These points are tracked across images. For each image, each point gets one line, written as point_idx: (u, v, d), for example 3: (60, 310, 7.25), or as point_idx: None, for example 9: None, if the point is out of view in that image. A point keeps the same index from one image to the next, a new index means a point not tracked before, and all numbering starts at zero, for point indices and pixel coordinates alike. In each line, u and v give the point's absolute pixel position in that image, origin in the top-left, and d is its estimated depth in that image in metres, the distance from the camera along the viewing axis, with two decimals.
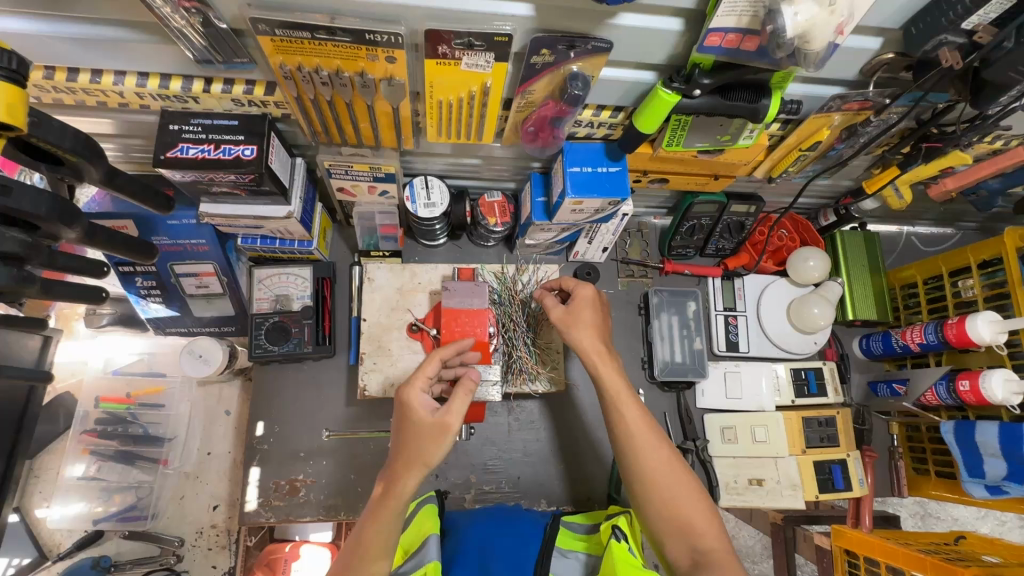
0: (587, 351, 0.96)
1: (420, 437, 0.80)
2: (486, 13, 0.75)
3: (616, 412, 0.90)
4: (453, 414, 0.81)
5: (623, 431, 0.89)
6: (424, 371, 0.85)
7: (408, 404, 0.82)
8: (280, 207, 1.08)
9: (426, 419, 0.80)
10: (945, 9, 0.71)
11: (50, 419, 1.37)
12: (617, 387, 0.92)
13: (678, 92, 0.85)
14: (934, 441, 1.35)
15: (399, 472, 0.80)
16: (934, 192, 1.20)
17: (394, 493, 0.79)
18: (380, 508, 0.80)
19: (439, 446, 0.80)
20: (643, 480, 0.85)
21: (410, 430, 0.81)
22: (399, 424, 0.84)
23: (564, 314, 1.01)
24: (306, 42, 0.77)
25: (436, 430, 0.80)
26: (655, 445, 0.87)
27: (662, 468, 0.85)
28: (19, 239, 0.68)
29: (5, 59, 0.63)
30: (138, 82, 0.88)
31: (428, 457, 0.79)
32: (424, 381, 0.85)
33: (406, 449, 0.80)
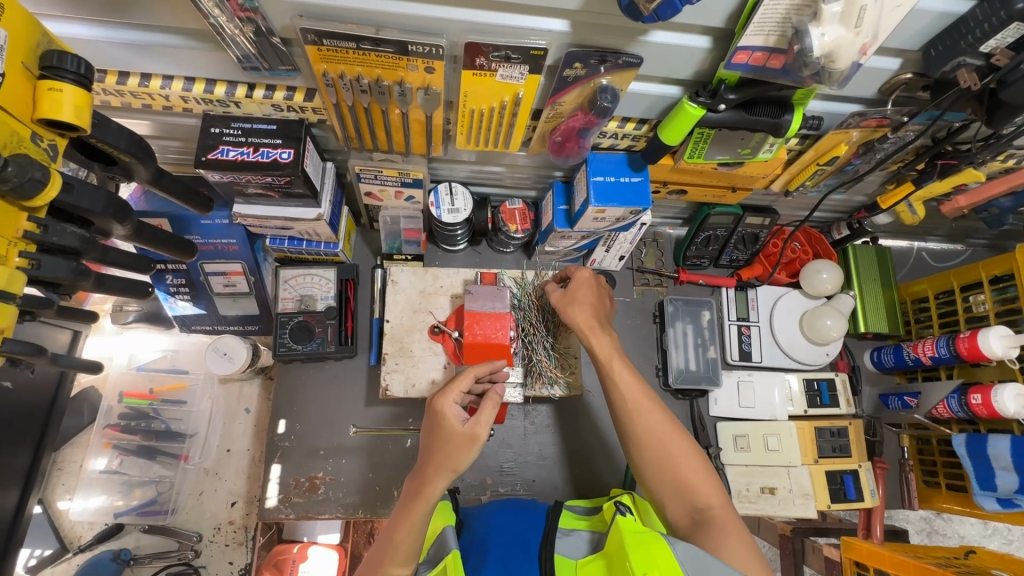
0: (582, 327, 1.00)
1: (452, 444, 0.81)
2: (523, 28, 0.79)
3: (610, 379, 0.93)
4: (482, 425, 0.82)
5: (616, 397, 0.91)
6: (457, 384, 0.88)
7: (441, 413, 0.84)
8: (311, 210, 1.12)
9: (457, 429, 0.81)
10: (965, 33, 0.74)
11: (76, 412, 1.39)
12: (610, 356, 0.95)
13: (704, 107, 0.88)
14: (945, 454, 1.37)
15: (428, 475, 0.81)
16: (946, 208, 1.23)
17: (424, 494, 0.80)
18: (408, 510, 0.80)
19: (467, 455, 0.80)
20: (638, 443, 0.87)
21: (441, 438, 0.82)
22: (430, 432, 0.85)
23: (562, 297, 1.06)
24: (350, 51, 0.81)
25: (465, 439, 0.81)
26: (648, 409, 0.88)
27: (654, 429, 0.86)
28: (78, 234, 0.70)
29: (74, 63, 0.66)
30: (184, 86, 0.92)
31: (456, 464, 0.80)
32: (456, 393, 0.86)
33: (436, 456, 0.82)
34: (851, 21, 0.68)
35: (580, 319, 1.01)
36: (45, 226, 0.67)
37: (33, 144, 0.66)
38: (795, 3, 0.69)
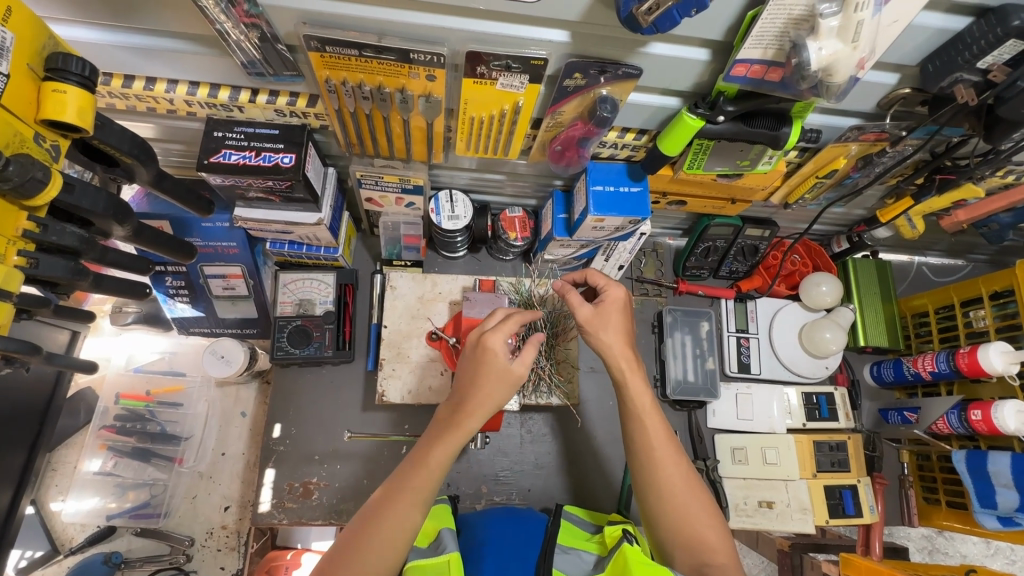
0: (621, 367, 0.90)
1: (497, 378, 0.83)
2: (524, 38, 0.80)
3: (638, 425, 0.88)
4: (525, 366, 0.85)
5: (644, 445, 0.86)
6: (508, 321, 0.88)
7: (490, 346, 0.84)
8: (312, 214, 1.12)
9: (503, 365, 0.83)
10: (962, 49, 0.74)
11: (71, 413, 1.39)
12: (644, 401, 0.88)
13: (702, 118, 0.89)
14: (944, 471, 1.36)
15: (462, 409, 0.83)
16: (946, 223, 1.23)
17: (460, 426, 0.82)
18: (440, 439, 0.83)
19: (506, 393, 0.84)
20: (660, 495, 0.83)
21: (484, 369, 0.84)
22: (471, 364, 0.85)
23: (593, 316, 0.93)
24: (353, 58, 0.82)
25: (508, 378, 0.84)
26: (675, 462, 0.85)
27: (680, 483, 0.83)
28: (77, 234, 0.70)
29: (78, 66, 0.66)
30: (189, 90, 0.93)
31: (492, 402, 0.83)
32: (505, 330, 0.86)
33: (476, 391, 0.83)
34: (848, 36, 0.68)
35: (616, 354, 0.91)
36: (44, 226, 0.68)
37: (36, 145, 0.67)
38: (793, 18, 0.70)
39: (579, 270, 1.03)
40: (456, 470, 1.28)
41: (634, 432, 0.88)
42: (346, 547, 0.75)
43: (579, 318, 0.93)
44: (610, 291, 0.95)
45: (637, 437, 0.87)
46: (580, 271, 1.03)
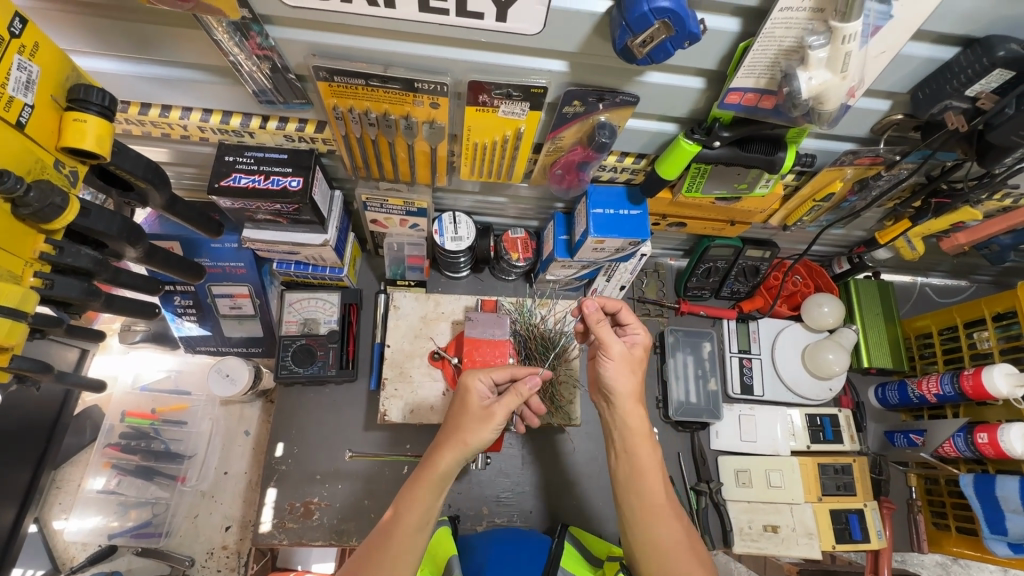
0: (633, 429, 0.89)
1: (471, 417, 0.88)
2: (524, 68, 0.83)
3: (642, 484, 0.87)
4: (503, 409, 0.87)
5: (648, 505, 0.85)
6: (490, 369, 0.94)
7: (467, 389, 0.90)
8: (318, 235, 1.15)
9: (477, 403, 0.89)
10: (951, 77, 0.76)
11: (77, 431, 1.40)
12: (649, 462, 0.88)
13: (699, 143, 0.91)
14: (954, 495, 1.33)
15: (442, 445, 0.86)
16: (946, 245, 1.23)
17: (434, 467, 0.84)
18: (418, 480, 0.84)
19: (481, 431, 0.86)
20: (661, 556, 0.82)
21: (460, 408, 0.89)
22: (453, 409, 0.91)
23: (625, 355, 0.91)
24: (360, 87, 0.85)
25: (483, 415, 0.87)
26: (674, 522, 0.85)
27: (680, 545, 0.82)
28: (91, 255, 0.73)
29: (98, 96, 0.69)
30: (202, 117, 0.97)
31: (469, 438, 0.85)
32: (486, 374, 0.93)
33: (454, 427, 0.87)
34: (838, 66, 0.70)
35: (629, 407, 0.90)
36: (60, 248, 0.70)
37: (55, 171, 0.69)
38: (783, 49, 0.72)
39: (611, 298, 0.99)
40: (458, 491, 1.28)
41: (639, 491, 0.86)
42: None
43: (610, 352, 0.90)
44: (637, 337, 0.97)
45: (641, 498, 0.86)
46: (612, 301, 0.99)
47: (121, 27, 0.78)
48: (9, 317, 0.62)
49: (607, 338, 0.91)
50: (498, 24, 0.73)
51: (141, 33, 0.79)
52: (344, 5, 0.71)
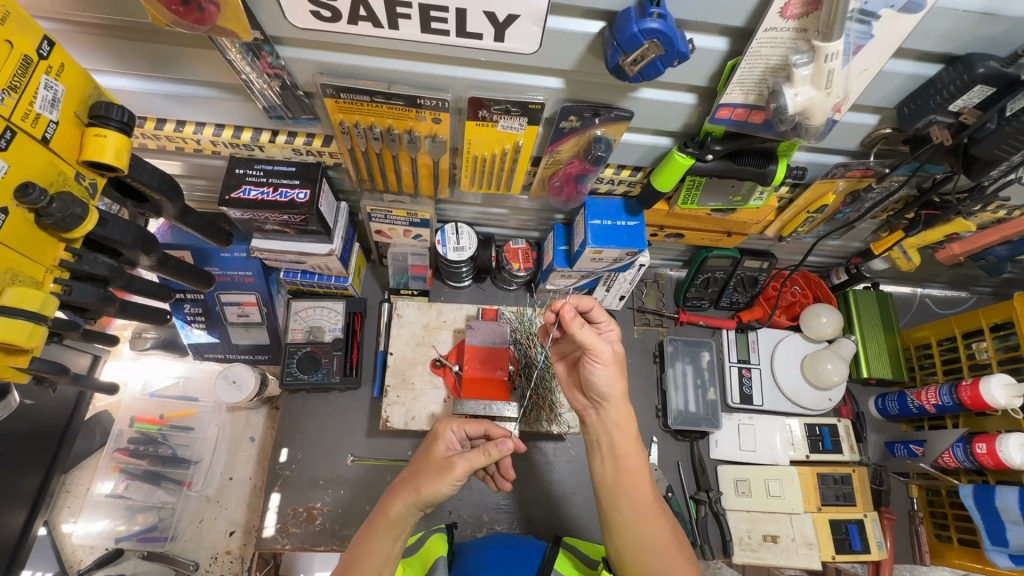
0: (624, 428, 0.93)
1: (431, 467, 0.91)
2: (522, 85, 0.86)
3: (633, 485, 0.91)
4: (461, 464, 0.88)
5: (639, 505, 0.90)
6: (461, 420, 0.98)
7: (437, 436, 0.96)
8: (324, 245, 1.18)
9: (441, 453, 0.93)
10: (934, 93, 0.79)
11: (88, 436, 1.44)
12: (639, 464, 0.93)
13: (692, 156, 0.94)
14: (955, 507, 1.33)
15: (401, 491, 0.90)
16: (941, 256, 1.25)
17: (387, 513, 0.88)
18: (376, 522, 0.88)
19: (436, 482, 0.88)
20: (652, 551, 0.87)
21: (426, 456, 0.94)
22: (422, 453, 0.97)
23: (611, 357, 0.90)
24: (364, 104, 0.89)
25: (443, 466, 0.90)
26: (662, 520, 0.90)
27: (668, 540, 0.88)
28: (107, 263, 0.76)
29: (118, 113, 0.74)
30: (214, 132, 1.01)
31: (424, 486, 0.88)
32: (458, 427, 0.97)
33: (416, 475, 0.91)
34: (822, 83, 0.73)
35: (621, 409, 0.93)
36: (79, 255, 0.74)
37: (76, 183, 0.73)
38: (770, 67, 0.75)
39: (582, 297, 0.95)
40: (458, 498, 1.29)
41: (630, 491, 0.91)
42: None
43: (599, 355, 0.88)
44: (614, 334, 0.96)
45: (632, 498, 0.91)
46: (585, 300, 0.94)
47: (140, 47, 0.82)
48: (31, 320, 0.65)
49: (593, 341, 0.88)
50: (496, 44, 0.76)
51: (159, 54, 0.83)
52: (349, 27, 0.75)
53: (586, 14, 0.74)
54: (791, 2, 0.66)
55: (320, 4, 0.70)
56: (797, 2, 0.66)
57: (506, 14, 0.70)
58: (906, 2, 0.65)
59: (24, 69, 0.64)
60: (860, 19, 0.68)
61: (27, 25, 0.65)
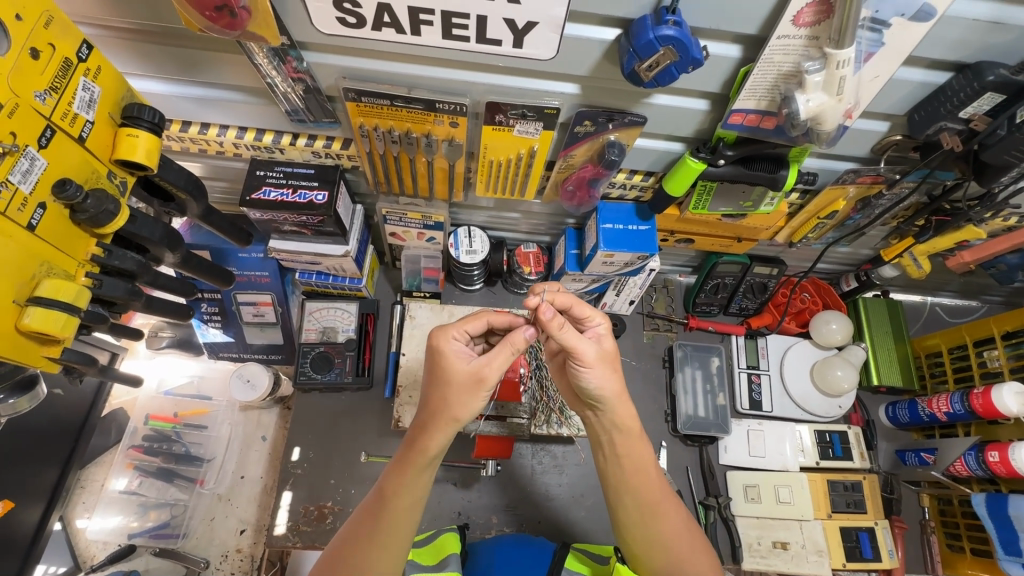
0: (626, 425, 0.88)
1: (455, 387, 0.81)
2: (539, 90, 0.88)
3: (642, 482, 0.89)
4: (490, 368, 0.80)
5: (650, 501, 0.89)
6: (463, 323, 0.86)
7: (442, 352, 0.81)
8: (340, 247, 1.21)
9: (462, 369, 0.80)
10: (945, 100, 0.80)
11: (103, 432, 1.45)
12: (647, 459, 0.90)
13: (704, 161, 0.95)
14: (967, 516, 1.32)
15: (430, 426, 0.83)
16: (952, 263, 1.25)
17: (421, 448, 0.83)
18: (404, 458, 0.84)
19: (468, 398, 0.81)
20: (665, 546, 0.88)
21: (440, 374, 0.82)
22: (431, 368, 0.84)
23: (599, 355, 0.83)
24: (385, 107, 0.91)
25: (471, 382, 0.80)
26: (675, 512, 0.90)
27: (680, 533, 0.89)
28: (135, 258, 0.79)
29: (150, 114, 0.76)
30: (237, 134, 1.04)
31: (458, 407, 0.81)
32: (459, 331, 0.85)
33: (437, 399, 0.82)
34: (833, 90, 0.74)
35: (624, 408, 0.86)
36: (109, 250, 0.76)
37: (108, 181, 0.76)
38: (783, 73, 0.77)
39: (564, 295, 0.88)
40: (468, 499, 1.30)
41: (639, 489, 0.89)
42: (352, 545, 0.83)
43: (585, 358, 0.81)
44: (599, 328, 0.89)
45: (642, 495, 0.89)
46: (563, 298, 0.87)
47: (170, 52, 0.85)
48: (65, 311, 0.67)
49: (575, 341, 0.80)
50: (515, 50, 0.79)
51: (188, 58, 0.86)
52: (374, 33, 0.78)
53: (603, 21, 0.76)
54: (803, 10, 0.68)
55: (347, 10, 0.73)
56: (809, 10, 0.68)
57: (526, 21, 0.73)
58: (917, 10, 0.66)
59: (64, 70, 0.67)
60: (871, 27, 0.70)
61: (68, 29, 0.68)
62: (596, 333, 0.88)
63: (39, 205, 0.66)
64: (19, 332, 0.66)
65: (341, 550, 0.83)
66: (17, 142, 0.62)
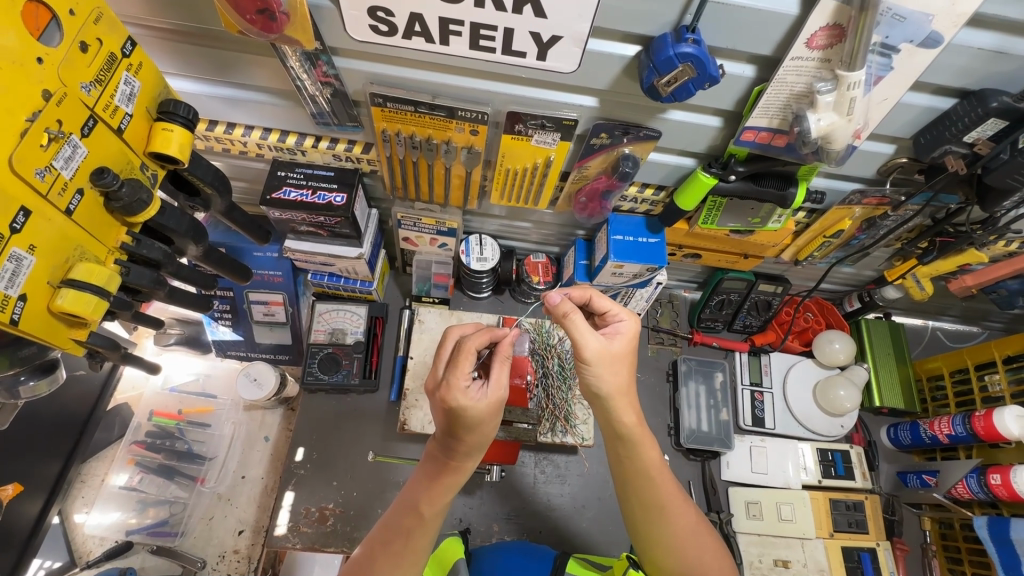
0: (628, 423, 0.89)
1: (483, 423, 0.79)
2: (559, 102, 0.92)
3: (646, 482, 0.90)
4: (502, 388, 0.80)
5: (655, 503, 0.90)
6: (461, 366, 0.79)
7: (460, 405, 0.77)
8: (353, 249, 1.22)
9: (484, 407, 0.77)
10: (950, 124, 0.84)
11: (107, 427, 1.44)
12: (652, 457, 0.91)
13: (716, 176, 0.99)
14: (969, 541, 1.31)
15: (463, 453, 0.83)
16: (954, 287, 1.28)
17: (452, 470, 0.84)
18: (437, 481, 0.85)
19: (497, 421, 0.81)
20: (671, 544, 0.89)
21: (464, 424, 0.78)
22: (450, 420, 0.79)
23: (610, 350, 0.85)
24: (409, 113, 0.94)
25: (494, 410, 0.79)
26: (680, 511, 0.90)
27: (689, 531, 0.90)
28: (162, 249, 0.81)
29: (185, 110, 0.79)
30: (261, 135, 1.07)
31: (490, 432, 0.81)
32: (465, 375, 0.79)
33: (468, 437, 0.80)
34: (844, 109, 0.77)
35: (624, 409, 0.88)
36: (138, 240, 0.78)
37: (141, 172, 0.78)
38: (795, 93, 0.81)
39: (581, 286, 0.95)
40: (469, 506, 1.29)
41: (643, 491, 0.90)
42: (379, 551, 0.84)
43: (586, 351, 0.83)
44: (621, 325, 0.90)
45: (647, 498, 0.90)
46: (581, 291, 0.94)
47: (206, 52, 0.89)
48: (96, 295, 0.69)
49: (583, 333, 0.83)
50: (538, 62, 0.82)
51: (223, 59, 0.90)
52: (403, 41, 0.81)
53: (624, 38, 0.79)
54: (817, 33, 0.71)
55: (380, 18, 0.76)
56: (823, 33, 0.71)
57: (551, 35, 0.76)
58: (925, 37, 0.70)
59: (109, 65, 0.70)
60: (880, 52, 0.73)
61: (115, 26, 0.71)
62: (615, 329, 0.89)
63: (77, 190, 0.68)
64: (52, 313, 0.68)
65: (369, 558, 0.84)
66: (62, 129, 0.64)
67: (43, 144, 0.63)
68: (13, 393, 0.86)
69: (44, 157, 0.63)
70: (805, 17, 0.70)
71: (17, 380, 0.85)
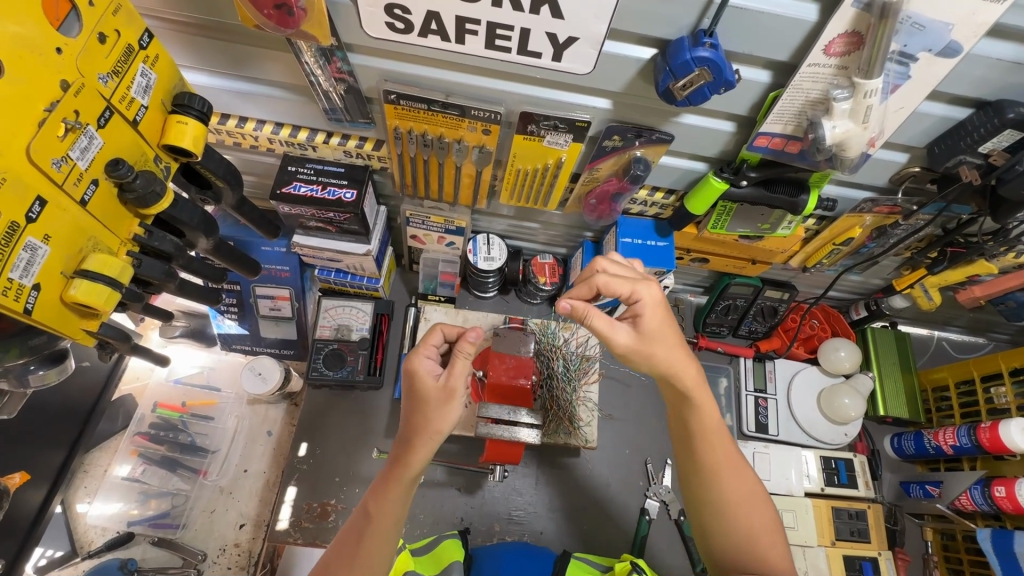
0: (690, 379, 0.91)
1: (426, 402, 0.87)
2: (573, 103, 0.91)
3: (702, 446, 0.93)
4: (457, 378, 0.87)
5: (709, 465, 0.92)
6: (426, 340, 0.94)
7: (413, 371, 0.89)
8: (361, 245, 1.23)
9: (432, 385, 0.87)
10: (964, 135, 0.84)
11: (111, 418, 1.45)
12: (713, 419, 0.94)
13: (727, 181, 1.00)
14: (971, 552, 1.31)
15: (411, 441, 0.87)
16: (962, 297, 1.27)
17: (403, 464, 0.87)
18: (387, 476, 0.88)
19: (445, 408, 0.86)
20: (722, 510, 0.90)
21: (416, 396, 0.89)
22: (408, 391, 0.91)
23: (635, 341, 0.89)
24: (421, 111, 0.94)
25: (442, 395, 0.87)
26: (735, 477, 0.91)
27: (744, 498, 0.90)
28: (174, 241, 0.81)
29: (200, 103, 0.79)
30: (273, 130, 1.07)
31: (435, 419, 0.86)
32: (428, 350, 0.93)
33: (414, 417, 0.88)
34: (859, 117, 0.77)
35: (683, 375, 0.90)
36: (150, 231, 0.78)
37: (154, 164, 0.78)
38: (810, 100, 0.80)
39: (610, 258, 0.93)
40: (471, 506, 1.29)
41: (699, 452, 0.93)
42: (335, 557, 0.84)
43: (618, 346, 0.89)
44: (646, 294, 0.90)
45: (702, 460, 0.92)
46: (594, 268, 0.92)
47: (219, 45, 0.89)
48: (108, 286, 0.69)
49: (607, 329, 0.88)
50: (553, 63, 0.81)
51: (237, 53, 0.90)
52: (419, 38, 0.81)
53: (640, 40, 0.79)
54: (835, 40, 0.71)
55: (396, 15, 0.76)
56: (841, 40, 0.71)
57: (568, 36, 0.76)
58: (944, 46, 0.69)
59: (126, 56, 0.70)
60: (898, 61, 0.73)
61: (133, 18, 0.71)
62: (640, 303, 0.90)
63: (92, 181, 0.68)
64: (65, 304, 0.68)
65: (328, 560, 0.84)
66: (79, 120, 0.65)
67: (60, 134, 0.63)
68: (22, 382, 0.86)
69: (61, 147, 0.63)
70: (824, 24, 0.70)
71: (27, 368, 0.84)
